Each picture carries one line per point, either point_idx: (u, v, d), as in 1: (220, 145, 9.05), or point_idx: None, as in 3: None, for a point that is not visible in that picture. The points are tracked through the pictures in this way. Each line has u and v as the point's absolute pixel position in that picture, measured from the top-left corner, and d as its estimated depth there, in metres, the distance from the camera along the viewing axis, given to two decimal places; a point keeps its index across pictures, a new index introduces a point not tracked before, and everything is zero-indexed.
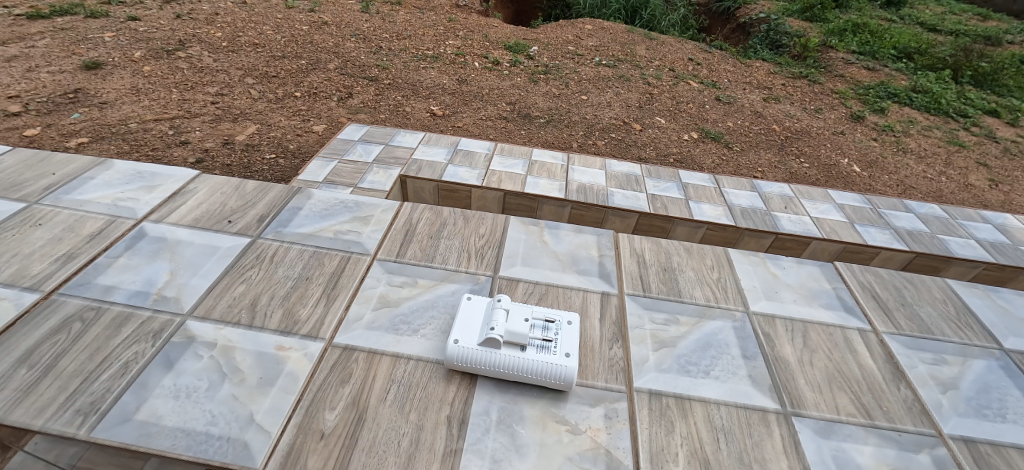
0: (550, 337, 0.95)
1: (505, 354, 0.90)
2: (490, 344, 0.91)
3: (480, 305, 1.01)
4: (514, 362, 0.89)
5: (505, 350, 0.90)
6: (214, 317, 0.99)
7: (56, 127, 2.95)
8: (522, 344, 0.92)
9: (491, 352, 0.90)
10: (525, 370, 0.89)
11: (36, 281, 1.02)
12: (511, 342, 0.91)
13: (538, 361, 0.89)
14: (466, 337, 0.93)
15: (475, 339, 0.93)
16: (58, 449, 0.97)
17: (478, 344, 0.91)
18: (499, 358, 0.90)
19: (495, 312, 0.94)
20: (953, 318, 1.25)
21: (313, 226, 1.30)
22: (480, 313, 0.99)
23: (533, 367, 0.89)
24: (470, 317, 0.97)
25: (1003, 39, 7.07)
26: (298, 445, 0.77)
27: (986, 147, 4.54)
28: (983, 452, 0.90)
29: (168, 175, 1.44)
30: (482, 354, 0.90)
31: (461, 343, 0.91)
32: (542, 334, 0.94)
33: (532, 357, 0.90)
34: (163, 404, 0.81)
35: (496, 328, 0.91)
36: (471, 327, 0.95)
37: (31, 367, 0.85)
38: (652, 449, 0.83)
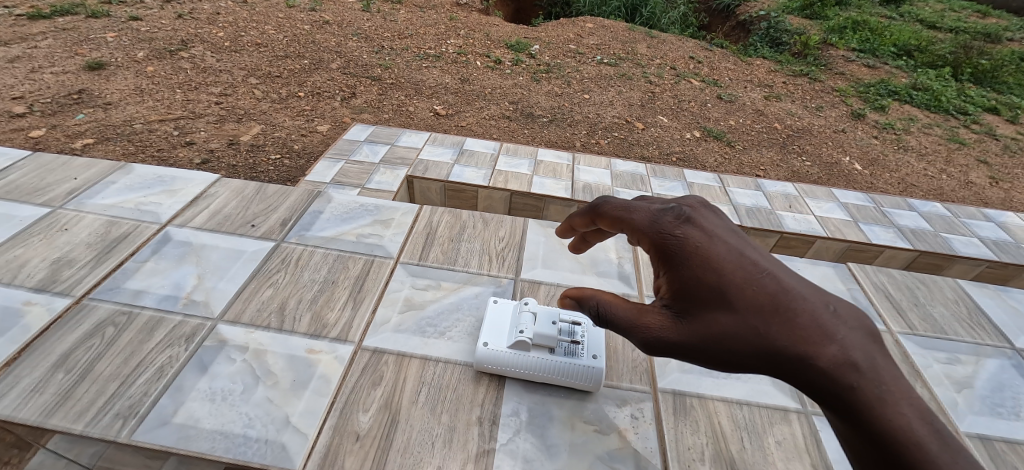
0: (580, 337, 0.96)
1: (534, 356, 0.92)
2: (520, 347, 0.93)
3: (507, 308, 1.03)
4: (544, 365, 0.91)
5: (535, 353, 0.92)
6: (244, 321, 1.00)
7: (62, 128, 2.95)
8: (552, 345, 0.93)
9: (521, 355, 0.92)
10: (554, 371, 0.91)
11: (67, 286, 1.04)
12: (541, 344, 0.93)
13: (566, 363, 0.91)
14: (495, 340, 0.95)
15: (504, 342, 0.95)
16: (78, 448, 0.98)
17: (507, 346, 0.93)
18: (530, 361, 0.92)
19: (523, 316, 0.95)
20: (965, 318, 1.27)
21: (336, 229, 1.31)
22: (509, 315, 1.01)
23: (561, 369, 0.91)
24: (498, 320, 1.00)
25: (1003, 36, 7.08)
26: (335, 446, 0.79)
27: (986, 145, 4.56)
28: (998, 449, 0.93)
29: (189, 179, 1.45)
30: (513, 357, 0.92)
31: (490, 346, 0.94)
32: (572, 335, 0.95)
33: (561, 359, 0.91)
34: (200, 407, 0.83)
35: (525, 331, 0.93)
36: (501, 330, 0.97)
37: (68, 371, 0.87)
38: (679, 448, 0.85)
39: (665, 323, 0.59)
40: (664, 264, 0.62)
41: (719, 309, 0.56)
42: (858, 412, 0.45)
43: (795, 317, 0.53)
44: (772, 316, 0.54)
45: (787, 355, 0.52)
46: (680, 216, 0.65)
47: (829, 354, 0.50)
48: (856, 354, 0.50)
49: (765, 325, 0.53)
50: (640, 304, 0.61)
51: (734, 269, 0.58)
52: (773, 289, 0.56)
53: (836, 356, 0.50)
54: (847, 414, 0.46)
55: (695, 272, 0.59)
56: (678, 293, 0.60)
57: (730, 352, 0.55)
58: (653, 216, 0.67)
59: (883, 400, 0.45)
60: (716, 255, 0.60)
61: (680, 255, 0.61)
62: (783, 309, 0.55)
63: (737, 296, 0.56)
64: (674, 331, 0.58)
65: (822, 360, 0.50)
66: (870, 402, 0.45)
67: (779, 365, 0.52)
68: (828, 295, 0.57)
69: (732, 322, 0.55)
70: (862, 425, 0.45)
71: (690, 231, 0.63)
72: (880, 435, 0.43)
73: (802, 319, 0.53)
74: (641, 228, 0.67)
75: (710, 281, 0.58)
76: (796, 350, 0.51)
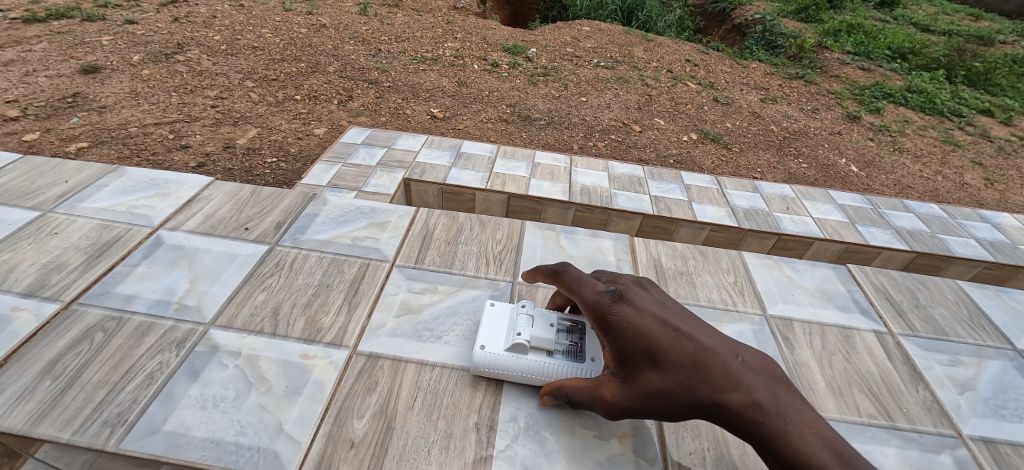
0: (582, 337, 0.92)
1: (531, 359, 0.89)
2: (517, 350, 0.91)
3: (505, 310, 1.00)
4: (543, 370, 0.89)
5: (534, 356, 0.90)
6: (236, 326, 0.98)
7: (56, 131, 2.93)
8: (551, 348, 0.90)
9: (519, 359, 0.90)
10: (553, 376, 0.87)
11: (56, 291, 1.02)
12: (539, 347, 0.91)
13: (565, 366, 0.87)
14: (492, 343, 0.93)
15: (501, 344, 0.93)
16: (65, 458, 0.95)
17: (504, 350, 0.91)
18: (528, 365, 0.90)
19: (519, 318, 0.93)
20: (966, 319, 1.26)
21: (331, 232, 1.30)
22: (507, 317, 0.98)
23: (560, 372, 0.87)
24: (496, 322, 0.97)
25: (996, 39, 7.13)
26: (329, 454, 0.77)
27: (981, 146, 4.59)
28: (1003, 452, 0.92)
29: (182, 182, 1.43)
30: (510, 361, 0.91)
31: (486, 350, 0.92)
32: (573, 336, 0.92)
33: (561, 363, 0.88)
34: (191, 415, 0.81)
35: (523, 334, 0.90)
36: (498, 333, 0.95)
37: (55, 378, 0.85)
38: (680, 454, 0.84)
39: (617, 394, 0.72)
40: (608, 338, 0.73)
41: (653, 373, 0.68)
42: (774, 445, 0.60)
43: (712, 371, 0.66)
44: (696, 373, 0.66)
45: (715, 406, 0.65)
46: (614, 294, 0.76)
47: (743, 399, 0.64)
48: (761, 395, 0.64)
49: (693, 384, 0.66)
50: (596, 383, 0.75)
51: (662, 336, 0.70)
52: (694, 349, 0.68)
53: (746, 401, 0.64)
54: (765, 446, 0.62)
55: (633, 346, 0.70)
56: (622, 365, 0.72)
57: (671, 411, 0.68)
58: (592, 295, 0.77)
59: (785, 437, 0.60)
60: (648, 328, 0.71)
61: (618, 331, 0.72)
62: (703, 365, 0.67)
63: (667, 362, 0.68)
64: (625, 400, 0.71)
65: (739, 405, 0.64)
66: (777, 439, 0.60)
67: (711, 413, 0.66)
68: (735, 347, 0.71)
69: (663, 381, 0.68)
70: (777, 455, 0.60)
71: (624, 308, 0.73)
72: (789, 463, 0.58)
73: (719, 373, 0.66)
74: (586, 304, 0.78)
75: (644, 352, 0.69)
76: (720, 401, 0.65)
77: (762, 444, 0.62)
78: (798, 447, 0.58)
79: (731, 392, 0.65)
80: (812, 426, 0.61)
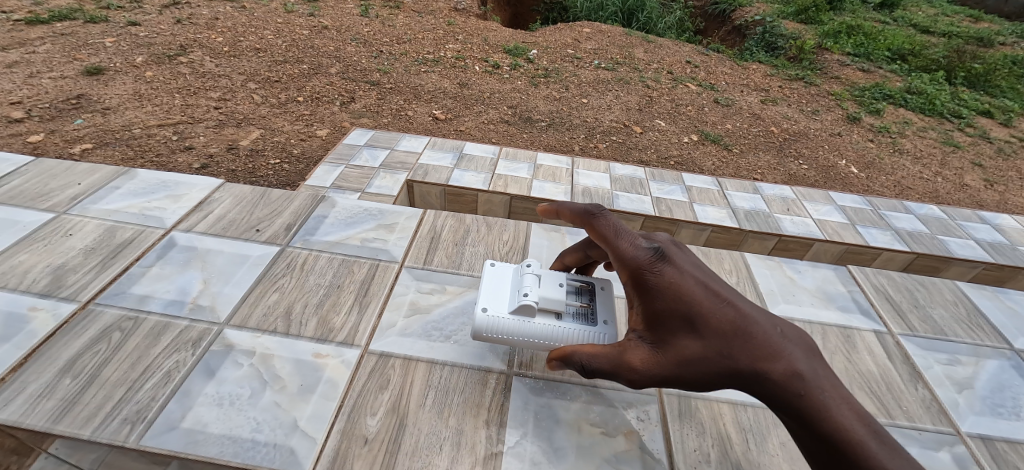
0: (588, 303, 0.93)
1: (539, 322, 0.89)
2: (524, 312, 0.90)
3: (508, 272, 0.99)
4: (551, 332, 0.88)
5: (540, 318, 0.89)
6: (250, 325, 1.00)
7: (60, 133, 2.95)
8: (558, 311, 0.90)
9: (526, 321, 0.89)
10: (561, 339, 0.87)
11: (73, 292, 1.04)
12: (547, 309, 0.90)
13: (574, 330, 0.88)
14: (496, 305, 0.91)
15: (506, 307, 0.91)
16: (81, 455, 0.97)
17: (510, 312, 0.90)
18: (535, 327, 0.89)
19: (526, 279, 0.92)
20: (965, 320, 1.29)
21: (340, 234, 1.32)
22: (509, 279, 0.97)
23: (569, 336, 0.87)
24: (498, 284, 0.96)
25: (995, 40, 7.16)
26: (343, 450, 0.79)
27: (980, 148, 4.61)
28: (1000, 449, 0.94)
29: (192, 184, 1.45)
30: (516, 323, 0.89)
31: (492, 313, 0.90)
32: (579, 301, 0.93)
33: (569, 326, 0.88)
34: (208, 412, 0.83)
35: (530, 294, 0.89)
36: (502, 295, 0.93)
37: (75, 376, 0.87)
38: (685, 450, 0.86)
39: (645, 361, 0.67)
40: (642, 298, 0.70)
41: (688, 338, 0.65)
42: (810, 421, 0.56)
43: (751, 339, 0.63)
44: (734, 341, 0.63)
45: (751, 375, 0.61)
46: (657, 253, 0.71)
47: (783, 369, 0.60)
48: (801, 366, 0.61)
49: (730, 351, 0.63)
50: (622, 348, 0.70)
51: (703, 299, 0.66)
52: (734, 316, 0.65)
53: (786, 371, 0.60)
54: (799, 419, 0.57)
55: (669, 307, 0.67)
56: (653, 328, 0.68)
57: (703, 380, 0.64)
58: (628, 250, 0.73)
59: (825, 410, 0.56)
60: (687, 290, 0.67)
61: (655, 290, 0.68)
62: (743, 333, 0.64)
63: (704, 326, 0.65)
64: (655, 366, 0.66)
65: (778, 376, 0.60)
66: (815, 411, 0.56)
67: (745, 382, 0.62)
68: (775, 318, 0.68)
69: (699, 347, 0.64)
70: (814, 429, 0.55)
71: (663, 267, 0.70)
72: (828, 437, 0.53)
73: (758, 341, 0.63)
74: (620, 260, 0.74)
75: (681, 315, 0.66)
76: (757, 371, 0.61)
77: (797, 418, 0.57)
78: (838, 420, 0.54)
79: (770, 361, 0.61)
80: (848, 400, 0.58)
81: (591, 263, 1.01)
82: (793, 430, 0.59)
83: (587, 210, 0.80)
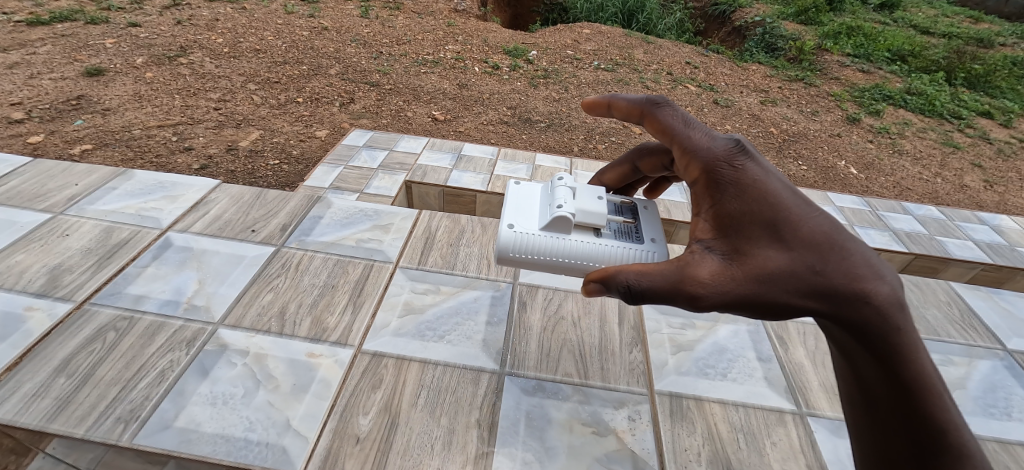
0: (627, 220, 0.82)
1: (577, 238, 0.76)
2: (558, 228, 0.76)
3: (534, 190, 0.86)
4: (590, 250, 0.75)
5: (577, 235, 0.76)
6: (244, 325, 1.01)
7: (60, 134, 2.96)
8: (596, 227, 0.78)
9: (560, 238, 0.76)
10: (602, 258, 0.75)
11: (68, 292, 1.05)
12: (583, 225, 0.78)
13: (618, 247, 0.76)
14: (525, 222, 0.78)
15: (536, 223, 0.78)
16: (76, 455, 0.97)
17: (542, 227, 0.76)
18: (571, 245, 0.76)
19: (560, 192, 0.79)
20: (958, 320, 1.29)
21: (335, 234, 1.32)
22: (537, 197, 0.84)
23: (612, 254, 0.75)
24: (523, 202, 0.82)
25: (996, 41, 7.16)
26: (335, 449, 0.80)
27: (980, 149, 4.61)
28: (990, 449, 0.94)
29: (189, 185, 1.46)
30: (550, 241, 0.76)
31: (520, 228, 0.76)
32: (617, 218, 0.81)
33: (609, 242, 0.76)
34: (201, 411, 0.84)
35: (565, 207, 0.76)
36: (530, 212, 0.80)
37: (69, 376, 0.87)
38: (676, 449, 0.86)
39: (716, 276, 0.51)
40: (711, 199, 0.57)
41: (774, 247, 0.50)
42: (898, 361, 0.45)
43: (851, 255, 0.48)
44: (831, 255, 0.48)
45: (847, 300, 0.46)
46: (739, 149, 0.60)
47: (886, 294, 0.45)
48: (904, 294, 0.47)
49: (824, 266, 0.47)
50: (682, 262, 0.53)
51: (792, 203, 0.53)
52: (827, 225, 0.50)
53: (890, 296, 0.45)
54: (887, 360, 0.45)
55: (750, 209, 0.54)
56: (724, 234, 0.54)
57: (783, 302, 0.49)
58: (701, 144, 0.62)
59: (916, 351, 0.45)
60: (769, 190, 0.54)
61: (735, 186, 0.56)
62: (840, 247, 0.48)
63: (790, 234, 0.50)
64: (726, 283, 0.51)
65: (879, 302, 0.45)
66: (908, 351, 0.45)
67: (835, 310, 0.46)
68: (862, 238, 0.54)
69: (786, 260, 0.49)
70: (899, 372, 0.45)
71: (743, 164, 0.58)
72: (911, 382, 0.44)
73: (859, 258, 0.47)
74: (691, 152, 0.62)
75: (761, 218, 0.52)
76: (855, 295, 0.45)
77: (881, 358, 0.45)
78: (925, 365, 0.45)
79: (869, 283, 0.46)
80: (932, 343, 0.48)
81: (631, 183, 0.92)
82: (862, 375, 0.49)
83: (650, 100, 0.70)
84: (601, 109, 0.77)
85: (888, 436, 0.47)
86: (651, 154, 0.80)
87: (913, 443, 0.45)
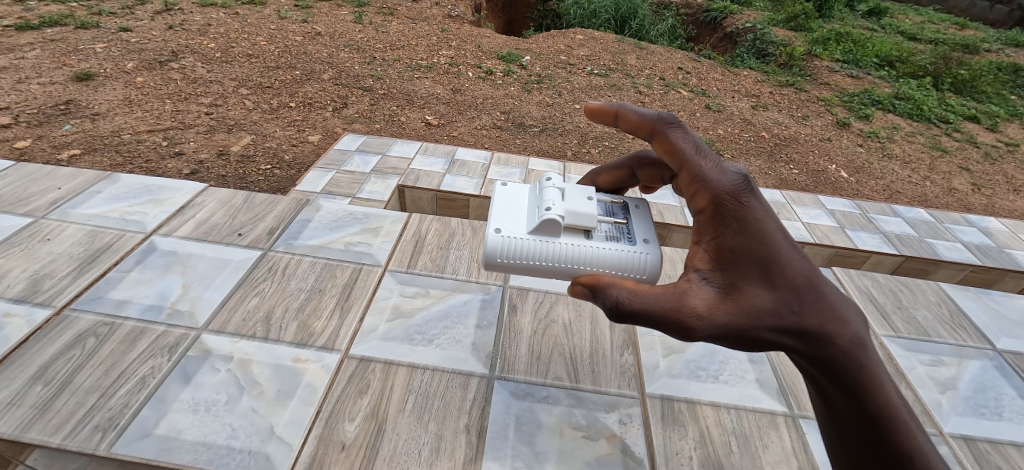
0: (620, 220, 0.81)
1: (566, 241, 0.74)
2: (547, 231, 0.75)
3: (522, 193, 0.85)
4: (579, 252, 0.74)
5: (566, 238, 0.75)
6: (229, 330, 0.99)
7: (48, 138, 2.92)
8: (587, 228, 0.77)
9: (549, 242, 0.74)
10: (593, 262, 0.73)
11: (48, 297, 1.02)
12: (573, 226, 0.76)
13: (609, 249, 0.74)
14: (512, 226, 0.76)
15: (524, 227, 0.76)
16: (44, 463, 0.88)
17: (529, 231, 0.75)
18: (560, 249, 0.74)
19: (548, 193, 0.78)
20: (948, 321, 1.29)
21: (324, 238, 1.31)
22: (525, 200, 0.83)
23: (604, 258, 0.74)
24: (510, 204, 0.81)
25: (981, 47, 7.29)
26: (320, 456, 0.78)
27: (968, 152, 4.67)
28: (982, 449, 0.94)
29: (175, 188, 1.44)
30: (538, 245, 0.74)
31: (507, 232, 0.75)
32: (609, 219, 0.80)
33: (601, 245, 0.75)
34: (182, 418, 0.82)
35: (554, 209, 0.74)
36: (518, 216, 0.79)
37: (46, 383, 0.85)
38: (668, 453, 0.85)
39: (713, 309, 0.51)
40: (713, 231, 0.56)
41: (766, 285, 0.51)
42: (866, 394, 0.49)
43: (827, 298, 0.51)
44: (811, 297, 0.51)
45: (820, 339, 0.50)
46: (746, 184, 0.58)
47: (851, 335, 0.50)
48: (865, 333, 0.51)
49: (802, 307, 0.50)
50: (681, 289, 0.53)
51: (788, 244, 0.54)
52: (810, 268, 0.53)
53: (854, 339, 0.50)
54: (853, 393, 0.50)
55: (749, 247, 0.53)
56: (721, 268, 0.54)
57: (767, 339, 0.51)
58: (710, 173, 0.59)
59: (880, 385, 0.49)
60: (769, 231, 0.54)
61: (736, 222, 0.55)
62: (820, 290, 0.52)
63: (780, 275, 0.52)
64: (720, 316, 0.51)
65: (844, 342, 0.50)
66: (872, 385, 0.49)
67: (807, 347, 0.50)
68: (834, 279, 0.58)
69: (774, 299, 0.51)
70: (866, 405, 0.49)
71: (749, 200, 0.56)
72: (877, 413, 0.48)
73: (832, 300, 0.51)
74: (700, 181, 0.59)
75: (757, 257, 0.53)
76: (827, 335, 0.50)
77: (849, 391, 0.49)
78: (890, 399, 0.49)
79: (838, 325, 0.50)
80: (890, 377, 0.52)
81: (624, 188, 0.91)
82: (831, 403, 0.53)
83: (662, 116, 0.65)
84: (606, 116, 0.70)
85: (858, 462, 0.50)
86: (651, 165, 0.80)
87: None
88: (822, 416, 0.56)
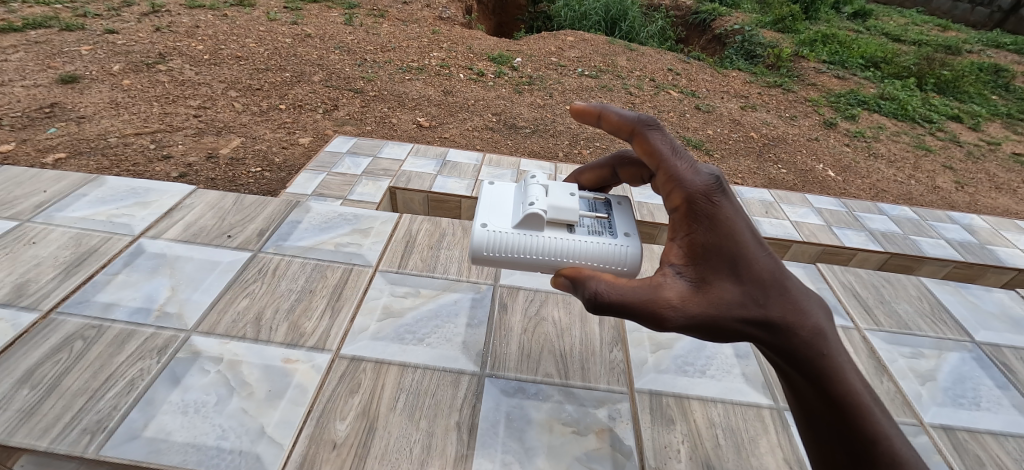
0: (602, 215, 0.82)
1: (549, 236, 0.76)
2: (530, 225, 0.76)
3: (508, 189, 0.86)
4: (563, 246, 0.75)
5: (550, 231, 0.76)
6: (218, 332, 0.99)
7: (32, 142, 2.88)
8: (570, 223, 0.78)
9: (532, 236, 0.76)
10: (575, 255, 0.74)
11: (34, 300, 1.01)
12: (556, 221, 0.77)
13: (592, 243, 0.75)
14: (497, 221, 0.77)
15: (509, 222, 0.77)
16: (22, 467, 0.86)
17: (513, 226, 0.76)
18: (542, 242, 0.75)
19: (532, 189, 0.79)
20: (928, 314, 1.32)
21: (313, 239, 1.31)
22: (510, 196, 0.84)
23: (586, 251, 0.75)
24: (496, 200, 0.82)
25: (962, 48, 7.45)
26: (311, 455, 0.78)
27: (951, 151, 4.77)
28: (961, 439, 0.96)
29: (163, 191, 1.43)
30: (521, 238, 0.75)
31: (492, 227, 0.76)
32: (592, 214, 0.81)
33: (583, 239, 0.76)
34: (172, 420, 0.81)
35: (537, 204, 0.76)
36: (503, 211, 0.80)
37: (33, 387, 0.84)
38: (656, 447, 0.87)
39: (685, 301, 0.52)
40: (687, 227, 0.57)
41: (735, 280, 0.53)
42: (828, 381, 0.51)
43: (789, 292, 0.53)
44: (775, 291, 0.53)
45: (784, 330, 0.51)
46: (719, 183, 0.59)
47: (812, 326, 0.52)
48: (827, 325, 0.53)
49: (767, 300, 0.52)
50: (655, 282, 0.54)
51: (755, 240, 0.55)
52: (776, 264, 0.55)
53: (816, 330, 0.52)
54: (817, 382, 0.51)
55: (720, 243, 0.54)
56: (694, 262, 0.55)
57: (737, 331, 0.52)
58: (685, 173, 0.60)
59: (842, 373, 0.51)
60: (739, 228, 0.55)
61: (709, 220, 0.56)
62: (784, 284, 0.54)
63: (748, 271, 0.53)
64: (692, 307, 0.52)
65: (807, 332, 0.52)
66: (833, 373, 0.51)
67: (771, 337, 0.52)
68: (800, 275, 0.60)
69: (741, 292, 0.52)
70: (828, 392, 0.51)
71: (721, 199, 0.57)
72: (840, 400, 0.50)
73: (795, 295, 0.53)
74: (675, 180, 0.60)
75: (728, 252, 0.54)
76: (790, 326, 0.51)
77: (813, 379, 0.51)
78: (853, 386, 0.51)
79: (801, 317, 0.52)
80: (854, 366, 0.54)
81: (608, 186, 0.92)
82: (800, 394, 0.55)
83: (642, 118, 0.66)
84: (590, 117, 0.72)
85: (828, 451, 0.52)
86: (632, 164, 0.80)
87: (851, 457, 0.50)
88: (794, 406, 0.58)
